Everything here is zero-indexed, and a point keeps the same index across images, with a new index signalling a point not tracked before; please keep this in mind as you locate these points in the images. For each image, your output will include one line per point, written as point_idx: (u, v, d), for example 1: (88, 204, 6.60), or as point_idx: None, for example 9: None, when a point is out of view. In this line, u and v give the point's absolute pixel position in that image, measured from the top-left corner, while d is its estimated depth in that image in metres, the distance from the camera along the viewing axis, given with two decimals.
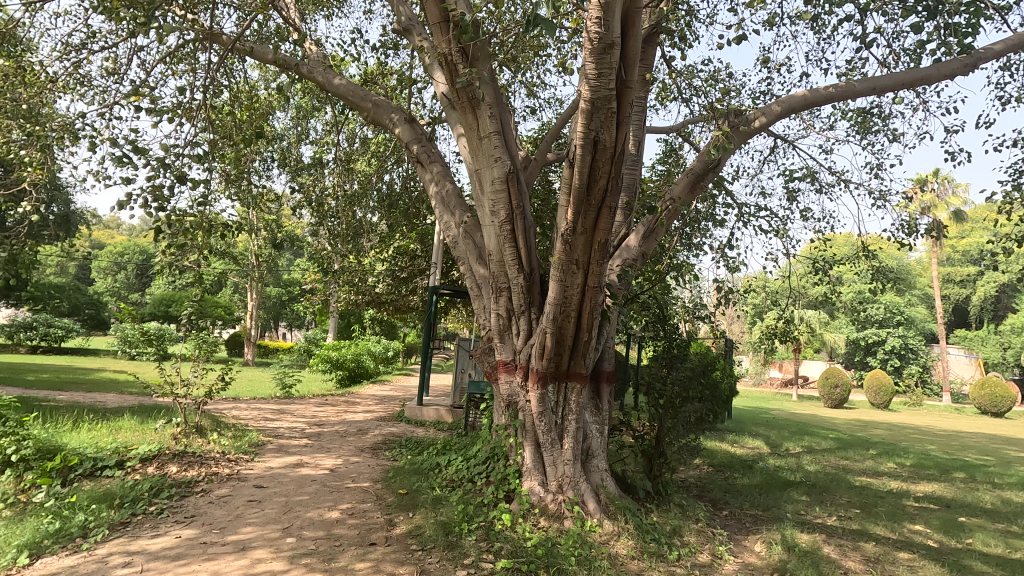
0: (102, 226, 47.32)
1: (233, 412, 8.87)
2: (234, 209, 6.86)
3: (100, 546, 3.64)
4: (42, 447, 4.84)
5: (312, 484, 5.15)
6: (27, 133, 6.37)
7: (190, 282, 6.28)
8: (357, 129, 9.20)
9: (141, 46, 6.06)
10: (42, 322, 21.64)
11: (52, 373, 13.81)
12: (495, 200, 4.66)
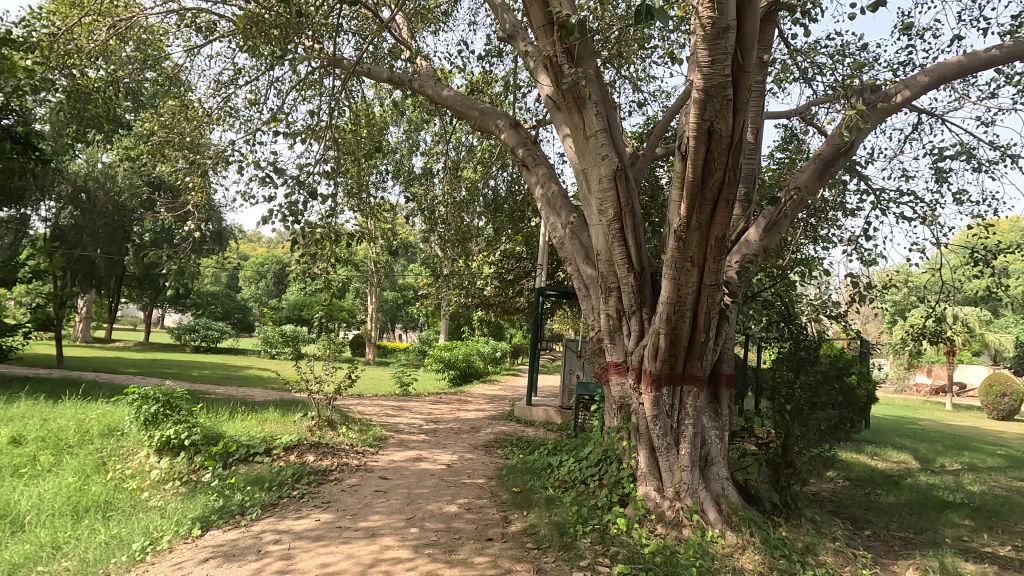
0: (247, 239, 53.53)
1: (359, 407, 9.60)
2: (356, 220, 7.43)
3: (254, 523, 4.09)
4: (207, 433, 5.55)
5: (431, 478, 5.42)
6: (190, 162, 7.37)
7: (321, 288, 6.89)
8: (464, 137, 9.56)
9: (278, 77, 6.77)
10: (202, 324, 24.93)
11: (211, 370, 15.85)
12: (603, 199, 4.60)
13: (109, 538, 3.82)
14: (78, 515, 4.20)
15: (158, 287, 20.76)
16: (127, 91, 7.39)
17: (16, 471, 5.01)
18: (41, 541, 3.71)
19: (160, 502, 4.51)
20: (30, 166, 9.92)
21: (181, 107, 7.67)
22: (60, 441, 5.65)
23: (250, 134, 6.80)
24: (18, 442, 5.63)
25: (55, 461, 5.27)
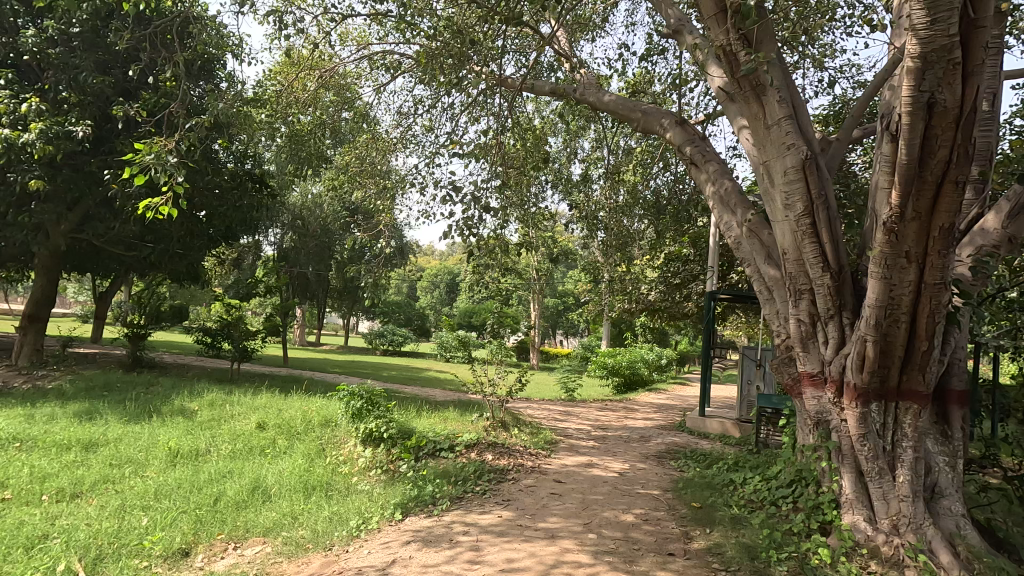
0: (423, 253, 59.33)
1: (529, 410, 9.96)
2: (522, 230, 7.75)
3: (445, 514, 4.45)
4: (401, 428, 6.19)
5: (604, 485, 5.39)
6: (381, 188, 8.39)
7: (493, 296, 7.31)
8: (624, 140, 9.44)
9: (451, 103, 7.37)
10: (389, 330, 28.03)
11: (398, 371, 17.74)
12: (789, 192, 4.17)
13: (332, 513, 4.44)
14: (308, 491, 4.96)
15: (354, 297, 23.85)
16: (332, 131, 8.65)
17: (263, 450, 6.10)
18: (284, 510, 4.44)
19: (367, 487, 5.14)
20: (263, 201, 12.13)
21: (373, 140, 8.75)
22: (291, 428, 6.76)
23: (429, 157, 7.51)
24: (262, 427, 6.86)
25: (288, 444, 6.31)
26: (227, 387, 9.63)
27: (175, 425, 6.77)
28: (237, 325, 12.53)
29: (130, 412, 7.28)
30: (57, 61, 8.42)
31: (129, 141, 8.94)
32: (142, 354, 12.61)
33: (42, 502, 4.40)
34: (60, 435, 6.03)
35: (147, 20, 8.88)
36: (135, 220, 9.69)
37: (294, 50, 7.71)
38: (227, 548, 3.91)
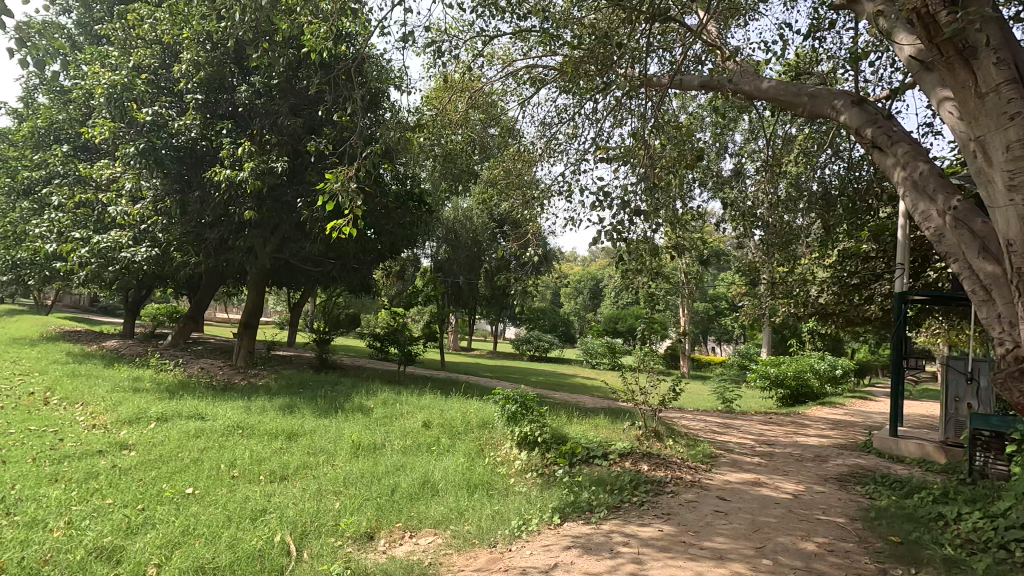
0: (566, 259, 59.95)
1: (683, 421, 9.50)
2: (673, 232, 7.44)
3: (603, 522, 4.40)
4: (554, 433, 6.26)
5: (776, 507, 4.91)
6: (528, 198, 8.64)
7: (643, 301, 7.11)
8: (784, 128, 8.61)
9: (596, 109, 7.33)
10: (535, 336, 28.65)
11: (546, 377, 18.04)
12: (1014, 171, 3.45)
13: (493, 512, 4.64)
14: (471, 490, 5.24)
15: (501, 304, 24.80)
16: (481, 147, 9.11)
17: (429, 448, 6.59)
18: (450, 506, 4.75)
19: (525, 489, 5.28)
20: (422, 217, 13.20)
21: (520, 152, 9.03)
22: (453, 428, 7.21)
23: (574, 165, 7.55)
24: (427, 426, 7.41)
25: (451, 443, 6.74)
26: (396, 387, 10.59)
27: (356, 420, 7.60)
28: (402, 332, 13.74)
29: (320, 407, 8.34)
30: (261, 110, 10.00)
31: (315, 172, 10.30)
32: (326, 356, 14.42)
33: (260, 481, 5.21)
34: (270, 425, 7.10)
35: (327, 65, 10.16)
36: (320, 240, 11.14)
37: (446, 76, 8.24)
38: (404, 535, 4.27)
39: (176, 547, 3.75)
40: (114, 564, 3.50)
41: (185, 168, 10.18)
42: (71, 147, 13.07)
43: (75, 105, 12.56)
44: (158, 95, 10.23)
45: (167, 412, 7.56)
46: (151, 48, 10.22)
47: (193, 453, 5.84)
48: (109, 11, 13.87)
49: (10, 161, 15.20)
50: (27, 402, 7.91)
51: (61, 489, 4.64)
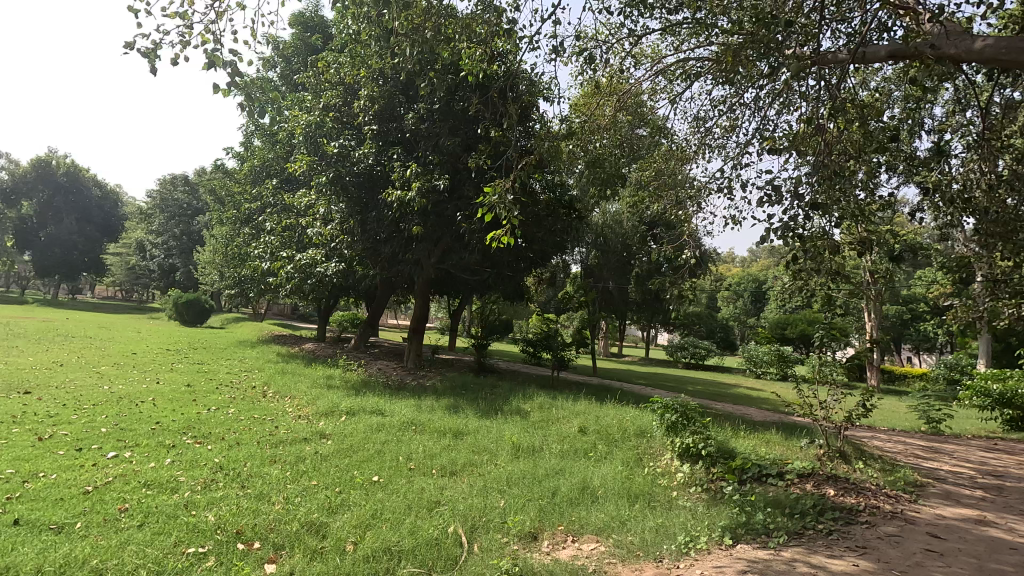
0: (723, 261, 56.16)
1: (875, 442, 8.29)
2: (856, 226, 6.56)
3: (783, 548, 4.00)
4: (720, 447, 5.87)
5: (1013, 553, 4.03)
6: (683, 198, 8.26)
7: (822, 305, 6.35)
8: (1006, 93, 7.11)
9: (759, 97, 6.75)
10: (691, 343, 27.19)
11: (705, 386, 16.99)
12: None
13: (657, 525, 4.49)
14: (632, 499, 5.13)
15: (654, 309, 23.98)
16: (631, 149, 8.93)
17: (586, 453, 6.60)
18: (612, 514, 4.69)
19: (690, 503, 5.02)
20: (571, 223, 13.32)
21: (673, 150, 8.68)
22: (610, 435, 7.14)
23: (734, 160, 7.05)
24: (584, 432, 7.43)
25: (609, 450, 6.68)
26: (551, 392, 10.79)
27: (515, 422, 7.90)
28: (555, 337, 13.97)
29: (482, 409, 8.82)
30: (425, 133, 10.93)
31: (472, 186, 10.96)
32: (484, 360, 15.22)
33: (433, 474, 5.66)
34: (438, 423, 7.69)
35: (482, 85, 10.77)
36: (477, 250, 11.82)
37: (594, 82, 8.24)
38: (567, 539, 4.31)
39: (369, 528, 4.23)
40: (321, 538, 4.05)
41: (364, 191, 11.51)
42: (278, 180, 15.53)
43: (281, 145, 14.91)
44: (342, 129, 11.72)
45: (354, 407, 8.58)
46: (336, 90, 11.76)
47: (377, 444, 6.55)
48: (304, 62, 16.27)
49: (236, 195, 18.52)
50: (252, 394, 9.55)
51: (279, 468, 5.51)
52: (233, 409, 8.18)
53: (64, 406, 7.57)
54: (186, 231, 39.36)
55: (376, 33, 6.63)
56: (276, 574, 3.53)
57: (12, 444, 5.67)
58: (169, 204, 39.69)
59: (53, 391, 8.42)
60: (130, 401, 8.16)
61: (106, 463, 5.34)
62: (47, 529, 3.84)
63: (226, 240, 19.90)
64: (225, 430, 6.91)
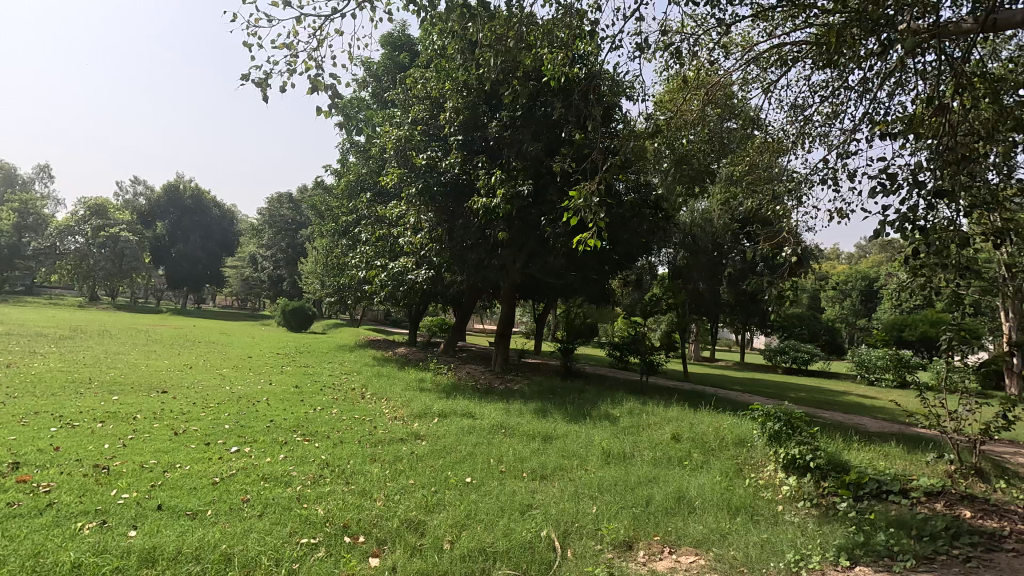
0: (827, 259, 52.10)
1: (1020, 459, 7.30)
2: (990, 216, 5.82)
3: (912, 573, 3.62)
4: (831, 459, 5.43)
5: None
6: (779, 193, 7.77)
7: (950, 303, 5.70)
8: None
9: (869, 78, 6.18)
10: (792, 346, 25.42)
11: (809, 393, 15.80)
12: None
13: (762, 541, 4.23)
14: (732, 512, 4.87)
15: (749, 311, 22.68)
16: (721, 143, 8.54)
17: (681, 462, 6.36)
18: (712, 526, 4.48)
19: (798, 519, 4.68)
20: (658, 224, 12.95)
21: (768, 142, 8.19)
22: (706, 443, 6.84)
23: (840, 149, 6.51)
24: (677, 439, 7.17)
25: (705, 459, 6.39)
26: (640, 397, 10.52)
27: (605, 428, 7.79)
28: (643, 341, 13.61)
29: (570, 413, 8.79)
30: (509, 140, 11.10)
31: (556, 191, 10.96)
32: (571, 365, 15.14)
33: (523, 477, 5.70)
34: (527, 427, 7.75)
35: (563, 89, 10.77)
36: (561, 254, 11.79)
37: (680, 76, 7.97)
38: (664, 550, 4.16)
39: (464, 528, 4.34)
40: (420, 535, 4.21)
41: (451, 200, 11.88)
42: (372, 194, 16.41)
43: (374, 160, 15.77)
44: (430, 141, 12.19)
45: (446, 409, 8.85)
46: (424, 104, 12.26)
47: (468, 446, 6.71)
48: (393, 80, 17.10)
49: (334, 209, 19.81)
50: (352, 396, 10.17)
51: (379, 467, 5.80)
52: (336, 410, 8.74)
53: (195, 404, 8.44)
54: (291, 245, 42.61)
55: (461, 47, 6.84)
56: (380, 567, 3.71)
57: (154, 438, 6.41)
58: (277, 220, 43.22)
59: (185, 391, 9.42)
60: (248, 400, 8.95)
61: (230, 457, 5.89)
62: (184, 514, 4.30)
63: (327, 251, 21.33)
64: (330, 429, 7.38)
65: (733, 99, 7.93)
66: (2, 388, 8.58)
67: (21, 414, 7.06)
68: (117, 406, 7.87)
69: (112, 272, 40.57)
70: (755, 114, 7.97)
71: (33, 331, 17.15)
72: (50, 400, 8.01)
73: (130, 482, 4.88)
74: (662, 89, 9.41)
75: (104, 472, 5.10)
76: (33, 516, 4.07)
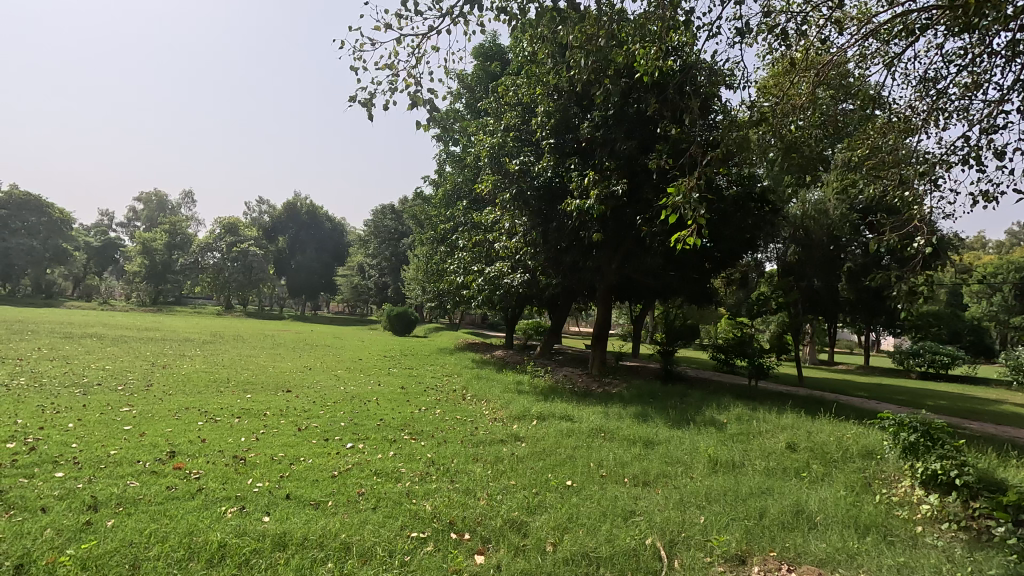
0: (972, 249, 45.95)
1: None
2: None
3: None
4: (982, 478, 4.76)
5: None
6: (907, 178, 6.97)
7: None
8: None
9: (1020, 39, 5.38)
10: (928, 349, 22.64)
11: (953, 401, 13.97)
12: None
13: (898, 565, 3.81)
14: (860, 531, 4.43)
15: (874, 309, 20.55)
16: (835, 127, 7.84)
17: (797, 473, 5.89)
18: (837, 545, 4.11)
19: (942, 543, 4.16)
20: (765, 217, 12.14)
21: (892, 122, 7.36)
22: (826, 454, 6.29)
23: (984, 124, 5.74)
24: (793, 449, 6.65)
25: (826, 472, 5.88)
26: (750, 403, 9.89)
27: (711, 434, 7.40)
28: (750, 342, 12.79)
29: (674, 418, 8.49)
30: (601, 140, 10.95)
31: (650, 188, 10.64)
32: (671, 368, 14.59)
33: (625, 483, 5.58)
34: (628, 431, 7.58)
35: (657, 83, 10.44)
36: (660, 254, 11.43)
37: (786, 59, 7.41)
38: (782, 567, 3.87)
39: (566, 531, 4.33)
40: (523, 535, 4.27)
41: (544, 203, 11.96)
42: (468, 202, 16.94)
43: (469, 168, 16.23)
44: (522, 147, 12.34)
45: (544, 412, 8.88)
46: (516, 110, 12.46)
47: (569, 449, 6.70)
48: (486, 90, 17.58)
49: (433, 217, 20.68)
50: (454, 397, 10.54)
51: (481, 467, 5.96)
52: (439, 410, 9.11)
53: (314, 402, 9.19)
54: (395, 253, 45.06)
55: (551, 51, 6.88)
56: (485, 565, 3.80)
57: (281, 433, 7.06)
58: (382, 231, 45.94)
59: (306, 391, 10.28)
60: (360, 400, 9.56)
61: (346, 453, 6.34)
62: (308, 504, 4.69)
63: (427, 258, 22.31)
64: (434, 430, 7.68)
65: (849, 78, 7.23)
66: (159, 386, 9.88)
67: (174, 409, 8.08)
68: (250, 403, 8.74)
69: (243, 283, 45.29)
70: (876, 92, 7.21)
71: (182, 337, 19.57)
72: (197, 397, 9.07)
73: (262, 473, 5.41)
74: (766, 73, 8.81)
75: (242, 463, 5.70)
76: (187, 499, 4.64)
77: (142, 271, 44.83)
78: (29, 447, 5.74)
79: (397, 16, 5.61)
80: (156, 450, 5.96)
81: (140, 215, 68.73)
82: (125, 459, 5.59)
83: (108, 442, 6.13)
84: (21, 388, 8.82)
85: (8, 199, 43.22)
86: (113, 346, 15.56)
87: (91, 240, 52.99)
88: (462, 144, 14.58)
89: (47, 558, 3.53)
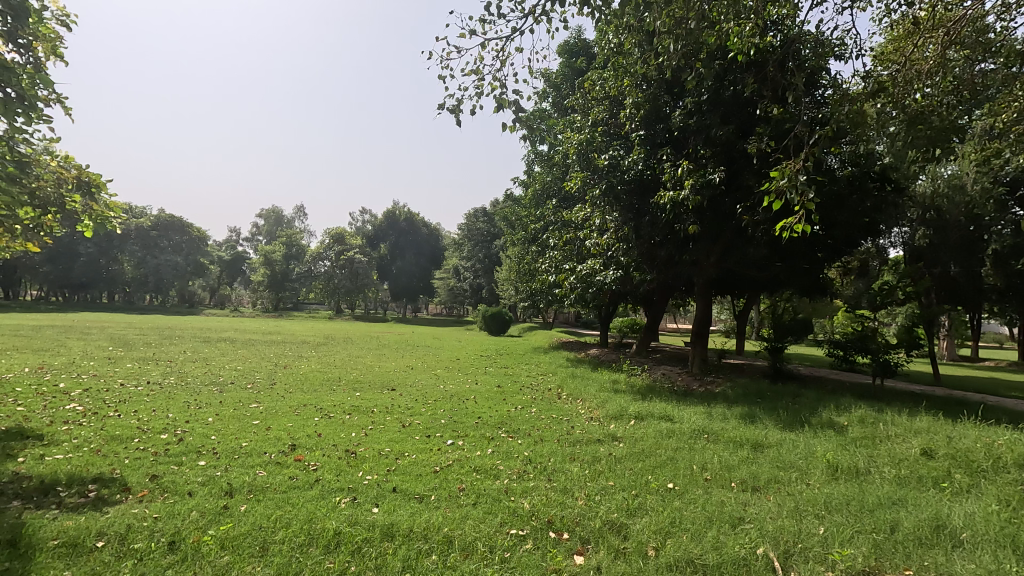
0: None
1: None
2: None
3: None
4: None
5: None
6: None
7: None
8: None
9: None
10: None
11: None
12: None
13: None
14: (1020, 552, 3.83)
15: None
16: (971, 91, 6.90)
17: (936, 484, 5.25)
18: (990, 567, 3.60)
19: None
20: (886, 198, 10.96)
21: None
22: (972, 462, 5.53)
23: None
24: (931, 455, 5.94)
25: (973, 483, 5.17)
26: (876, 404, 8.97)
27: (830, 438, 6.81)
28: (873, 337, 11.58)
29: (785, 419, 7.91)
30: (694, 127, 10.43)
31: (752, 174, 10.00)
32: (782, 366, 13.55)
33: (732, 488, 5.26)
34: (733, 433, 7.17)
35: (756, 62, 9.78)
36: (765, 244, 10.69)
37: (908, 20, 6.60)
38: None
39: (669, 536, 4.17)
40: (623, 537, 4.18)
41: (636, 197, 11.60)
42: (558, 200, 16.95)
43: (558, 167, 16.14)
44: (611, 141, 12.12)
45: (643, 411, 8.64)
46: (603, 105, 12.26)
47: (669, 451, 6.46)
48: (572, 88, 17.47)
49: (524, 218, 20.86)
50: (549, 396, 10.56)
51: (579, 467, 5.90)
52: (534, 409, 9.17)
53: (416, 400, 9.62)
54: (488, 255, 46.25)
55: (638, 42, 6.69)
56: (585, 566, 3.76)
57: (386, 429, 7.47)
58: (475, 233, 47.05)
59: (408, 390, 10.76)
60: (459, 399, 9.85)
61: (446, 449, 6.57)
62: (414, 497, 4.92)
63: (519, 258, 22.52)
64: (531, 428, 7.74)
65: (988, 34, 6.34)
66: (281, 386, 10.74)
67: (295, 406, 8.83)
68: (360, 401, 9.32)
69: (351, 288, 48.71)
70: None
71: (300, 339, 21.30)
72: (313, 395, 9.81)
73: (372, 466, 5.76)
74: (883, 39, 7.97)
75: (353, 456, 6.10)
76: (306, 489, 5.04)
77: (264, 280, 49.08)
78: (179, 438, 6.54)
79: (480, 21, 5.50)
80: (280, 442, 6.57)
81: (261, 229, 76.36)
82: (254, 450, 6.20)
83: (240, 435, 6.82)
84: (171, 387, 9.99)
85: (157, 220, 49.71)
86: (244, 348, 17.20)
87: (224, 254, 59.56)
88: (550, 143, 14.59)
89: (193, 537, 3.99)
